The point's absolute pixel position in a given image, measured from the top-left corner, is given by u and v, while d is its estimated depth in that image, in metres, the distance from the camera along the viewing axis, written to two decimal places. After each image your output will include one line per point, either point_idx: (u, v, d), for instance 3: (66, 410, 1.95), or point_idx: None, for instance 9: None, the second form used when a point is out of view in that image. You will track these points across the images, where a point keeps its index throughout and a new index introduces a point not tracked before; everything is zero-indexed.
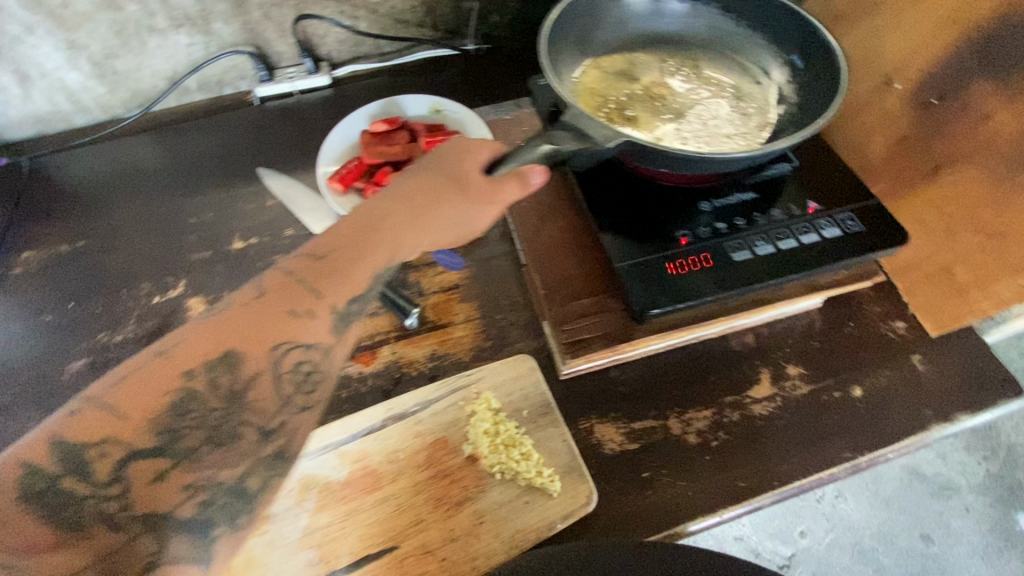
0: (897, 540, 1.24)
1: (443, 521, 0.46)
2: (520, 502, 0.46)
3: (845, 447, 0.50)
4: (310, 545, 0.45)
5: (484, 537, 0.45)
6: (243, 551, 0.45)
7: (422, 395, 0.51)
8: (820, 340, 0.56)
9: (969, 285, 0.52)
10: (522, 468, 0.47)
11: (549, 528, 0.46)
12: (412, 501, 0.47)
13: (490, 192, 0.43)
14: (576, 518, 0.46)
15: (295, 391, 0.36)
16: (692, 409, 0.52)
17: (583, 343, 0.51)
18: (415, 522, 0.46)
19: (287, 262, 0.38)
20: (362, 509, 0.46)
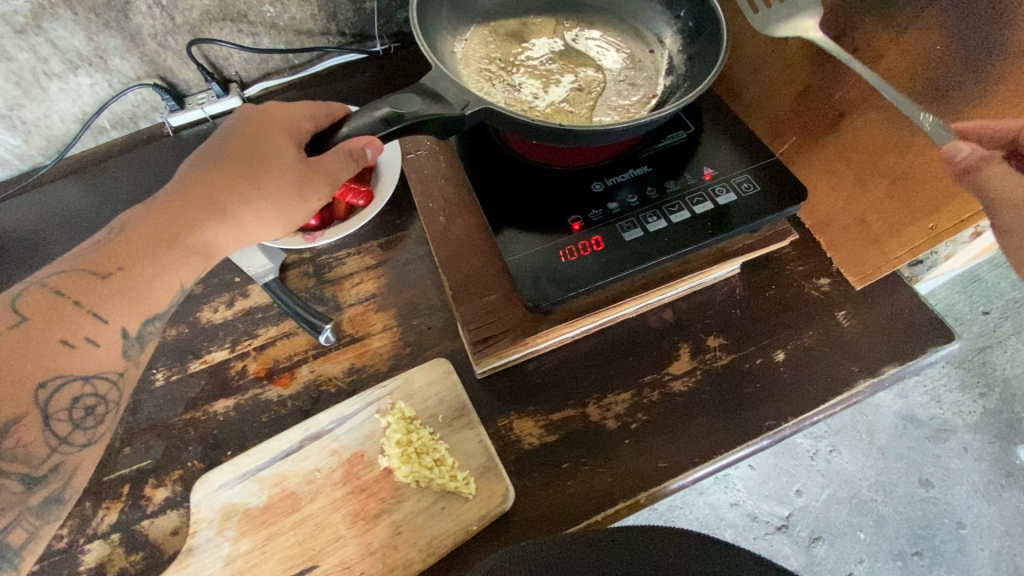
0: (895, 489, 1.22)
1: (362, 535, 0.46)
2: (436, 509, 0.46)
3: (768, 415, 0.49)
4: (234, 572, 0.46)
5: (401, 547, 0.45)
6: None
7: (338, 411, 0.51)
8: (741, 307, 0.54)
9: (883, 233, 0.50)
10: (435, 474, 0.47)
11: (465, 532, 0.45)
12: (330, 518, 0.47)
13: (295, 186, 0.47)
14: (493, 519, 0.46)
15: (74, 429, 0.42)
16: (612, 393, 0.51)
17: (491, 341, 0.50)
18: (334, 539, 0.46)
19: (52, 280, 0.43)
20: (283, 531, 0.47)
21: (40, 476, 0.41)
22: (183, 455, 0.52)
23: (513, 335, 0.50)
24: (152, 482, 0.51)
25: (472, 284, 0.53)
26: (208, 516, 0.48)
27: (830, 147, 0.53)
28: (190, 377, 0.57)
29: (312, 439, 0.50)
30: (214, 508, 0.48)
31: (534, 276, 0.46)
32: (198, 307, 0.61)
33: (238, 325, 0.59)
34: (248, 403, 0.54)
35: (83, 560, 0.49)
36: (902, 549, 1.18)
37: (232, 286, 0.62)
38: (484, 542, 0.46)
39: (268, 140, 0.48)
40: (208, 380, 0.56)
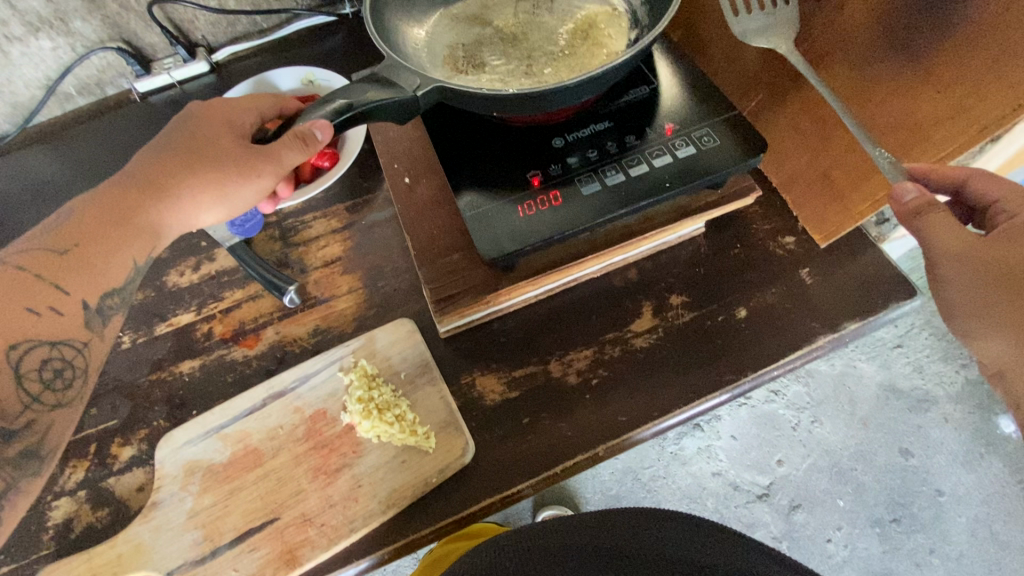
0: (876, 457, 1.24)
1: (323, 489, 0.46)
2: (396, 462, 0.47)
3: (728, 369, 0.49)
4: (195, 526, 0.46)
5: (361, 500, 0.45)
6: (131, 541, 0.46)
7: (301, 370, 0.51)
8: (705, 265, 0.54)
9: (846, 188, 0.50)
10: (396, 429, 0.47)
11: (425, 484, 0.46)
12: (292, 473, 0.47)
13: (244, 166, 0.47)
14: (453, 471, 0.46)
15: (46, 389, 0.42)
16: (574, 351, 0.52)
17: (452, 299, 0.50)
18: (295, 493, 0.46)
19: (13, 259, 0.43)
20: (245, 486, 0.47)
21: (17, 430, 0.41)
22: (149, 415, 0.53)
23: (475, 292, 0.50)
24: (118, 441, 0.52)
25: (435, 242, 0.53)
26: (172, 472, 0.48)
27: (795, 103, 0.52)
28: (156, 340, 0.57)
29: (274, 397, 0.50)
30: (177, 464, 0.48)
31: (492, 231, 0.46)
32: (165, 271, 0.61)
33: (204, 289, 0.59)
34: (214, 365, 0.55)
35: (50, 517, 0.49)
36: (880, 516, 1.20)
37: (198, 250, 0.61)
38: (443, 496, 0.46)
39: (210, 128, 0.49)
40: (174, 343, 0.56)
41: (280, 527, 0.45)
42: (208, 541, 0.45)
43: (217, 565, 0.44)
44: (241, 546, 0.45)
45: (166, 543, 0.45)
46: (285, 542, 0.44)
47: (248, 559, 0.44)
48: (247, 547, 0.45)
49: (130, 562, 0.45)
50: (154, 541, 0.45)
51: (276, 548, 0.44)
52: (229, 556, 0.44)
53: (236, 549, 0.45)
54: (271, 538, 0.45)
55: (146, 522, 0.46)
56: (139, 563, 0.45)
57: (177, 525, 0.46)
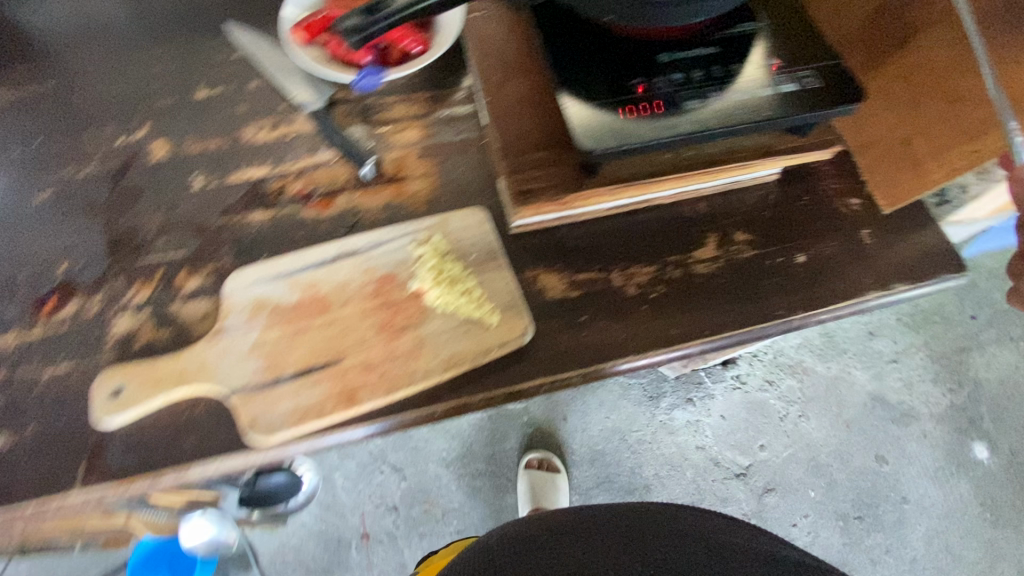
0: (852, 458, 1.29)
1: (386, 343, 0.48)
2: (459, 331, 0.49)
3: (780, 305, 0.52)
4: (260, 356, 0.48)
5: (423, 358, 0.48)
6: (196, 359, 0.48)
7: (374, 236, 0.53)
8: (772, 210, 0.56)
9: (925, 155, 0.52)
10: (463, 301, 0.50)
11: (485, 353, 0.48)
12: (358, 324, 0.49)
13: None
14: (511, 348, 0.49)
15: None
16: (636, 265, 0.54)
17: (532, 192, 0.52)
18: (359, 342, 0.48)
19: None
20: (311, 328, 0.49)
21: None
22: (217, 253, 0.54)
23: (556, 189, 0.52)
24: (185, 272, 0.53)
25: (522, 139, 0.54)
26: (241, 305, 0.50)
27: (894, 67, 0.54)
28: (229, 187, 0.57)
29: (346, 255, 0.52)
30: (247, 299, 0.50)
31: (591, 127, 0.47)
32: (243, 125, 0.61)
33: (280, 149, 0.60)
34: (285, 219, 0.56)
35: (113, 327, 0.51)
36: (846, 512, 1.25)
37: (278, 112, 0.62)
38: (499, 369, 0.49)
39: None
40: (246, 192, 0.57)
41: (343, 368, 0.47)
42: (270, 370, 0.47)
43: (280, 391, 0.47)
44: (304, 378, 0.47)
45: (231, 365, 0.47)
46: (346, 383, 0.47)
47: (309, 391, 0.47)
48: (309, 380, 0.47)
49: (192, 377, 0.47)
50: (218, 362, 0.48)
51: (336, 386, 0.47)
52: (291, 387, 0.47)
53: (299, 381, 0.47)
54: (333, 376, 0.47)
55: (214, 344, 0.48)
56: (202, 378, 0.47)
57: (244, 351, 0.48)
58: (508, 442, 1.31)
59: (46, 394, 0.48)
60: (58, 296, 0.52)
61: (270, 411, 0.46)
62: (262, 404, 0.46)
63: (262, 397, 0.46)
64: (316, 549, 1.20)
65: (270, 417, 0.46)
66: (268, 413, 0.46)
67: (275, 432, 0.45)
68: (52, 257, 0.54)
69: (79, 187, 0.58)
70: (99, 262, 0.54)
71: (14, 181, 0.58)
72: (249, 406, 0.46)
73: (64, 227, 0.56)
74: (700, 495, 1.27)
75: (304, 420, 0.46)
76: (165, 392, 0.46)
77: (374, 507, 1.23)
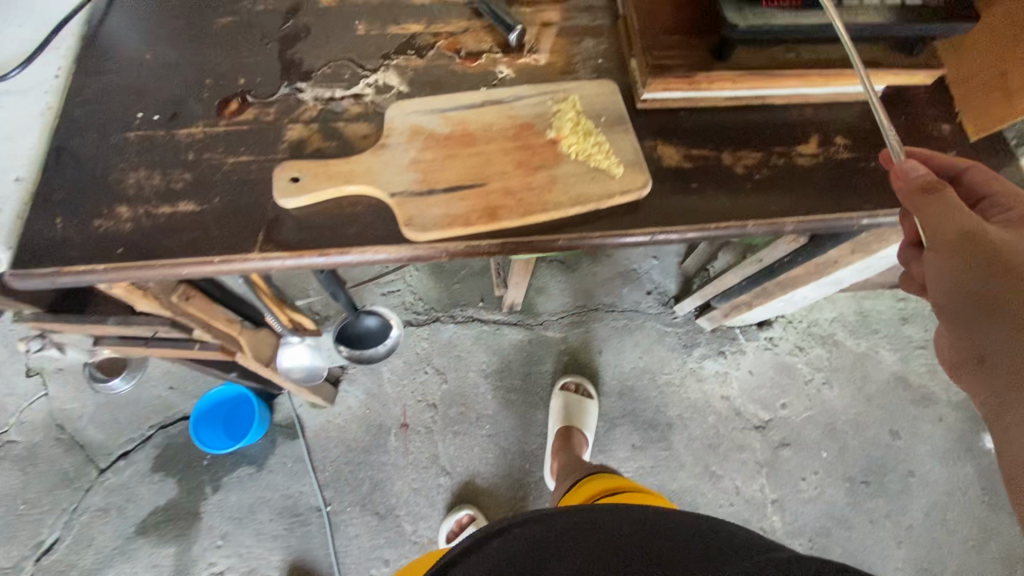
0: (867, 429, 1.36)
1: (524, 176, 0.55)
2: (587, 176, 0.56)
3: (869, 201, 0.58)
4: (415, 170, 0.55)
5: (555, 192, 0.55)
6: (360, 164, 0.55)
7: (518, 91, 0.60)
8: (871, 123, 0.62)
9: (1016, 87, 0.57)
10: (594, 152, 0.57)
11: (609, 196, 0.55)
12: (501, 158, 0.56)
13: None
14: (631, 198, 0.56)
15: None
16: (745, 150, 0.60)
17: (665, 67, 0.58)
18: (501, 172, 0.55)
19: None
20: (460, 154, 0.56)
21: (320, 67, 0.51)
22: (377, 89, 0.61)
23: (688, 67, 0.58)
24: (348, 99, 0.60)
25: (659, 23, 0.60)
26: (400, 128, 0.57)
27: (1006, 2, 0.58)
28: (388, 37, 0.64)
29: (493, 103, 0.59)
30: (405, 124, 0.57)
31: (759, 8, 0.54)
32: None
33: (433, 11, 0.66)
34: (436, 70, 0.63)
35: (285, 134, 0.58)
36: (855, 475, 1.32)
37: None
38: (618, 214, 0.56)
39: None
40: (403, 43, 0.64)
41: (486, 189, 0.54)
42: (424, 182, 0.55)
43: (431, 199, 0.54)
44: (451, 192, 0.54)
45: (390, 173, 0.55)
46: (489, 201, 0.54)
47: (456, 203, 0.54)
48: (456, 194, 0.54)
49: (357, 178, 0.54)
50: (380, 169, 0.55)
51: (479, 203, 0.54)
52: (441, 198, 0.54)
53: (448, 194, 0.54)
54: (479, 194, 0.54)
55: (377, 156, 0.56)
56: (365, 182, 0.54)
57: (403, 164, 0.55)
58: (544, 366, 1.38)
59: (228, 176, 0.56)
60: (238, 102, 0.59)
61: (423, 214, 0.53)
62: (416, 207, 0.53)
63: (416, 202, 0.54)
64: (357, 431, 1.29)
65: (422, 218, 0.53)
66: (422, 215, 0.53)
67: (427, 231, 0.53)
68: (232, 71, 0.61)
69: (255, 18, 0.65)
70: (273, 81, 0.61)
71: (198, 6, 0.65)
72: (406, 208, 0.53)
73: (243, 49, 0.63)
74: (718, 440, 1.34)
75: (451, 224, 0.53)
76: (336, 186, 0.54)
77: (415, 403, 1.32)
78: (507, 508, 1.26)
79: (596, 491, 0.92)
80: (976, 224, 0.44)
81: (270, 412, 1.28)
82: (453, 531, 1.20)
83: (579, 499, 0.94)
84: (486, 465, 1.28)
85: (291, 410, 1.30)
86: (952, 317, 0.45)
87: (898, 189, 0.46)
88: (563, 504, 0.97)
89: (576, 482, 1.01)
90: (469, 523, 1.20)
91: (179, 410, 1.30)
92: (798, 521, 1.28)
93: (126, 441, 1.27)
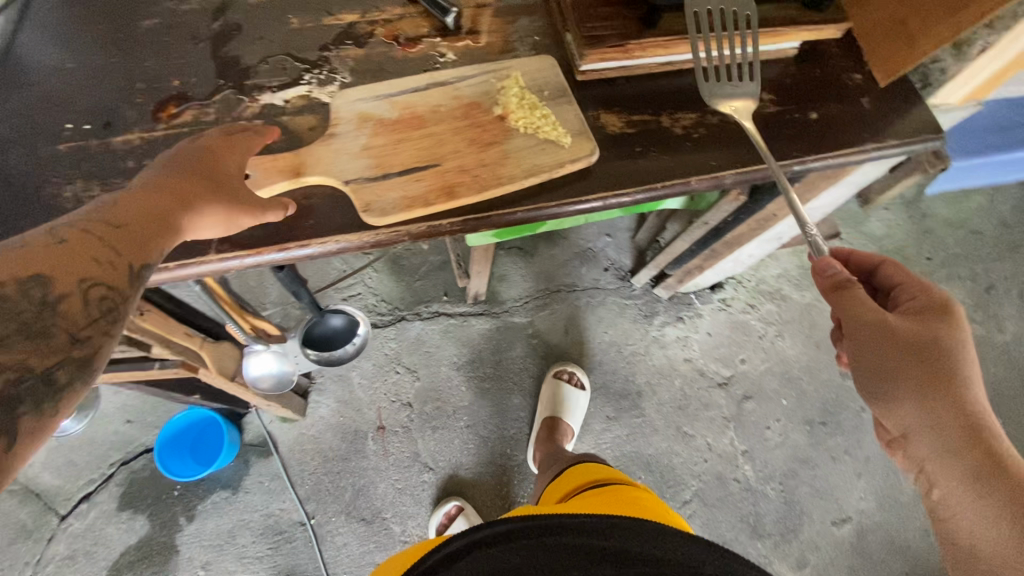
0: (820, 372, 1.45)
1: (477, 153, 0.57)
2: (538, 149, 0.58)
3: (796, 149, 0.63)
4: (368, 157, 0.55)
5: (509, 165, 0.56)
6: (310, 155, 0.55)
7: (458, 72, 0.61)
8: (791, 78, 0.67)
9: (917, 31, 0.63)
10: (542, 123, 0.58)
11: (558, 165, 0.57)
12: (452, 137, 0.57)
13: None
14: (581, 164, 0.58)
15: None
16: (681, 112, 0.63)
17: (600, 38, 0.60)
18: (454, 150, 0.56)
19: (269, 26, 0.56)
20: (411, 137, 0.57)
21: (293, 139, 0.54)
22: (319, 80, 0.61)
23: (620, 37, 0.60)
24: (291, 92, 0.60)
25: None
26: (347, 116, 0.57)
27: None
28: (324, 28, 0.64)
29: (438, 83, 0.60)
30: (352, 111, 0.57)
31: (712, 94, 0.60)
32: None
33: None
34: (378, 57, 0.63)
35: None
36: (813, 417, 1.41)
37: None
38: (570, 182, 0.59)
39: None
40: (340, 33, 0.64)
41: (441, 169, 0.55)
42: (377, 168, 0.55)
43: (388, 182, 0.54)
44: (406, 175, 0.55)
45: (342, 163, 0.55)
46: (445, 180, 0.55)
47: (413, 185, 0.55)
48: (412, 176, 0.55)
49: (311, 170, 0.54)
50: (333, 158, 0.55)
51: (436, 182, 0.55)
52: (397, 181, 0.54)
53: (404, 178, 0.55)
54: (434, 174, 0.55)
55: (328, 145, 0.55)
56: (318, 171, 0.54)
57: (355, 151, 0.55)
58: (514, 351, 1.40)
59: None
60: (175, 104, 0.58)
61: (380, 198, 0.54)
62: (373, 192, 0.54)
63: (373, 187, 0.54)
64: (333, 439, 1.27)
65: (380, 202, 0.54)
66: (379, 199, 0.54)
67: (387, 215, 0.53)
68: (164, 73, 0.59)
69: (182, 18, 0.63)
70: (209, 80, 0.60)
71: (119, 9, 0.63)
72: (363, 194, 0.54)
73: (173, 50, 0.61)
74: (686, 400, 1.40)
75: (411, 206, 0.54)
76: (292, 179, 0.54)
77: (389, 404, 1.30)
78: (493, 494, 1.27)
79: (597, 477, 0.91)
80: (879, 316, 0.50)
81: (239, 431, 1.24)
82: (442, 525, 1.20)
83: (575, 481, 0.94)
84: (467, 455, 1.29)
85: (261, 427, 1.26)
86: (870, 394, 0.51)
87: (816, 284, 0.53)
88: (552, 489, 0.98)
89: (564, 469, 1.01)
90: (457, 514, 1.20)
91: (140, 442, 1.24)
92: (766, 467, 1.35)
93: (85, 482, 1.20)
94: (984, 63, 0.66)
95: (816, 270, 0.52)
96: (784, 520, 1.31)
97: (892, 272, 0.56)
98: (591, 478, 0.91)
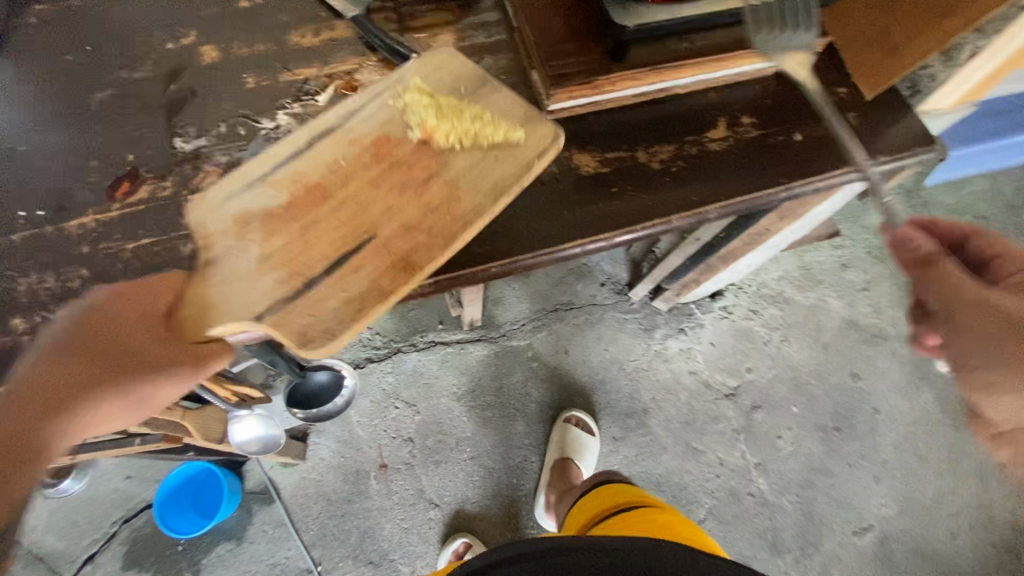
0: (829, 376, 1.41)
1: (417, 197, 0.54)
2: (489, 159, 0.56)
3: (782, 175, 0.60)
4: (274, 267, 0.50)
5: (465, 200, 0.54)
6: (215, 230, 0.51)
7: (344, 108, 0.57)
8: (772, 98, 0.64)
9: (903, 43, 0.60)
10: (478, 126, 0.57)
11: (529, 166, 0.55)
12: (373, 194, 0.53)
13: None
14: (552, 152, 0.57)
15: None
16: (658, 145, 0.60)
17: (566, 78, 0.58)
18: (377, 208, 0.53)
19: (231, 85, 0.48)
20: (320, 220, 0.52)
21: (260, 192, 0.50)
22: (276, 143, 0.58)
23: (588, 74, 0.58)
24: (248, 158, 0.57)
25: (552, 34, 0.60)
26: (221, 227, 0.51)
27: None
28: (281, 86, 0.62)
29: (323, 176, 0.53)
30: (224, 220, 0.51)
31: (772, 46, 0.57)
32: (287, 32, 0.65)
33: (324, 52, 0.64)
34: None
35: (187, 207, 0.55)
36: (826, 423, 1.37)
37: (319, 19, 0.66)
38: (545, 231, 0.56)
39: None
40: (298, 90, 0.61)
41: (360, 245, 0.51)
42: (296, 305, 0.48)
43: (322, 287, 0.49)
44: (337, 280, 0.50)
45: (241, 281, 0.49)
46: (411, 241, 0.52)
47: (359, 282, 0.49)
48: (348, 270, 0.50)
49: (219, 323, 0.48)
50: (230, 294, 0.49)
51: (384, 263, 0.51)
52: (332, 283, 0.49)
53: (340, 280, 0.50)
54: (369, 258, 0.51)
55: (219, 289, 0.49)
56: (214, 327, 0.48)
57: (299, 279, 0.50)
58: (514, 375, 1.37)
59: (129, 264, 0.52)
60: (130, 181, 0.56)
61: (326, 312, 0.48)
62: (303, 315, 0.48)
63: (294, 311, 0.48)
64: (336, 481, 1.24)
65: (330, 316, 0.48)
66: (326, 315, 0.48)
67: (335, 336, 0.47)
68: (118, 148, 0.57)
69: (135, 87, 0.61)
70: (164, 152, 0.57)
71: (69, 84, 0.61)
72: (303, 316, 0.48)
73: (126, 122, 0.59)
74: (694, 415, 1.36)
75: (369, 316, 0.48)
76: (219, 329, 0.47)
77: (390, 440, 1.28)
78: (502, 525, 1.25)
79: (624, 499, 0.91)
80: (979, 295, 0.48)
81: (240, 480, 1.22)
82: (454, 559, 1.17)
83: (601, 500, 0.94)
84: (473, 489, 1.26)
85: (261, 474, 1.24)
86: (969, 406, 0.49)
87: (901, 259, 0.52)
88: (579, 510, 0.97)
89: (590, 488, 1.01)
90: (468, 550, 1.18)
91: (141, 498, 1.22)
92: (781, 479, 1.32)
93: (88, 543, 1.18)
94: (977, 65, 0.62)
95: (897, 243, 0.52)
96: (803, 533, 1.28)
97: (998, 248, 0.53)
98: (618, 500, 0.91)
